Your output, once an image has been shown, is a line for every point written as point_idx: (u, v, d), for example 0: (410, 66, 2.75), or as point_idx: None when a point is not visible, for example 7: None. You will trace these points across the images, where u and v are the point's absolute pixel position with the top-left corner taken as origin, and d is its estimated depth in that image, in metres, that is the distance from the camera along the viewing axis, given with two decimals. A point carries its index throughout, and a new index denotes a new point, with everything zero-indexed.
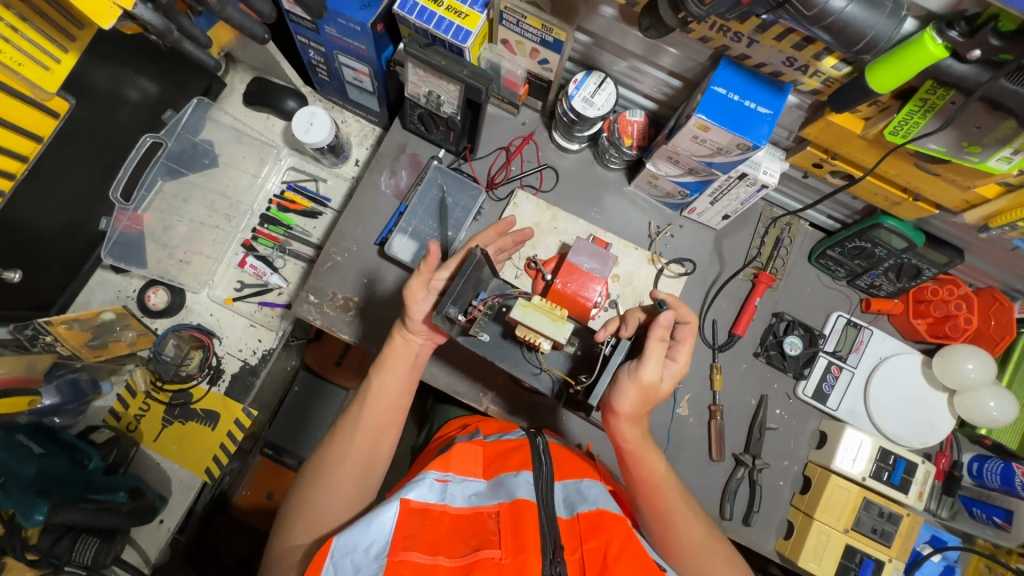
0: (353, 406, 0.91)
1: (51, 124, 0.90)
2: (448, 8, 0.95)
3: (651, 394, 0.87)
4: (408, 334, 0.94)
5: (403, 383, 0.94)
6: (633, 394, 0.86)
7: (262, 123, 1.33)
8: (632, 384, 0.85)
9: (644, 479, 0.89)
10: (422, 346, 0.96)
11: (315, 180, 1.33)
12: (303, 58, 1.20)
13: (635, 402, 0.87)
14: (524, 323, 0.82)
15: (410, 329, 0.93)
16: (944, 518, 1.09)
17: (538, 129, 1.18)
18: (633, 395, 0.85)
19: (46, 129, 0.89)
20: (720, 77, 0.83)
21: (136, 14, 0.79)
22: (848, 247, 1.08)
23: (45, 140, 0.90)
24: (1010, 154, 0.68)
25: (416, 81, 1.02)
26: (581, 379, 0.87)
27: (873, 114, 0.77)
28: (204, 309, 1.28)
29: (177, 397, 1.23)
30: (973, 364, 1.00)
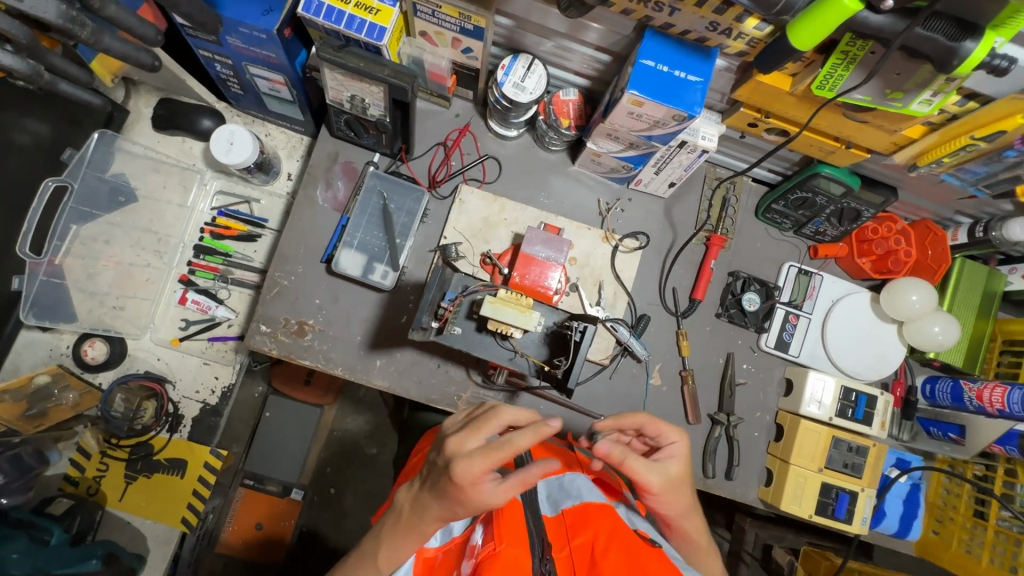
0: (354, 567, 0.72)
1: None
2: (356, 5, 0.89)
3: (673, 482, 0.76)
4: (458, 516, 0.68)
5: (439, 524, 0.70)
6: (670, 497, 0.76)
7: (178, 147, 1.25)
8: (662, 490, 0.76)
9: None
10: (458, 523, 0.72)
11: (247, 202, 1.25)
12: (211, 73, 1.12)
13: (669, 506, 0.76)
14: (496, 318, 0.83)
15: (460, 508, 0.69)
16: (905, 440, 1.16)
17: (473, 119, 1.14)
18: (668, 490, 0.76)
19: None
20: (647, 49, 0.81)
21: None
22: (790, 199, 1.10)
23: None
24: (931, 96, 0.70)
25: (336, 86, 0.96)
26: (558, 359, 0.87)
27: (799, 71, 0.78)
28: (150, 354, 1.20)
29: (137, 451, 1.17)
30: (917, 295, 1.06)
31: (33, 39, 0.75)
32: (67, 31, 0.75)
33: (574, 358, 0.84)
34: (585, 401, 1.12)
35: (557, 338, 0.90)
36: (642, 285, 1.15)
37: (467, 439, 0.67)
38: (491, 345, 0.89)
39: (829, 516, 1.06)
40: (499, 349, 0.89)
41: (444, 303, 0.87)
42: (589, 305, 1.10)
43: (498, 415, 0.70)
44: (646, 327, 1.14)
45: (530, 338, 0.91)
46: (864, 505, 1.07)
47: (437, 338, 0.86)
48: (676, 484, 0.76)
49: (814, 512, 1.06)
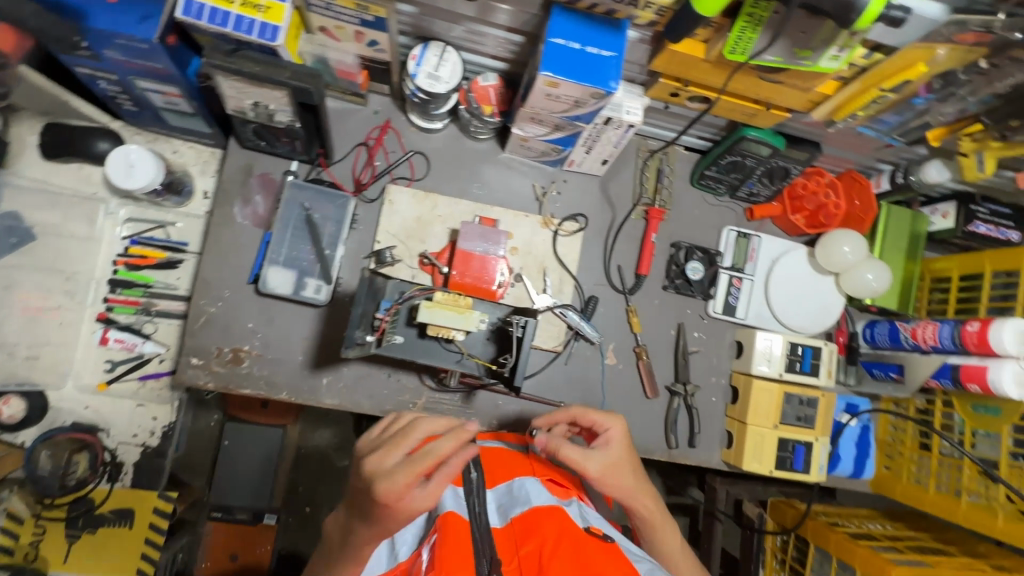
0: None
1: None
2: (242, 3, 0.82)
3: (614, 466, 0.83)
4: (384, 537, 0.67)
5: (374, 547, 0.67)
6: (610, 475, 0.83)
7: (76, 175, 1.14)
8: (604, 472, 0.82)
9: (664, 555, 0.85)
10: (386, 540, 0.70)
11: (162, 226, 1.17)
12: (96, 91, 1.02)
13: (620, 485, 0.83)
14: (434, 323, 0.80)
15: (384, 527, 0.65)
16: (853, 385, 1.19)
17: (393, 114, 1.09)
18: (609, 473, 0.82)
19: None
20: (556, 27, 0.77)
21: None
22: (722, 164, 1.10)
23: None
24: (838, 52, 0.70)
25: (235, 94, 0.89)
26: (502, 358, 0.85)
27: (711, 36, 0.76)
28: (76, 404, 1.12)
29: (75, 508, 1.09)
30: (848, 246, 1.09)
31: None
32: None
33: (518, 355, 0.82)
34: (543, 390, 1.11)
35: (501, 335, 0.88)
36: (587, 266, 1.14)
37: (385, 454, 0.65)
38: (435, 348, 0.87)
39: (789, 469, 1.09)
40: (443, 352, 0.86)
41: (379, 315, 0.83)
42: (535, 294, 1.08)
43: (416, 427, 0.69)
44: (596, 308, 1.13)
45: (475, 337, 0.88)
46: (820, 453, 1.11)
47: (377, 351, 0.83)
48: (616, 462, 0.83)
49: (775, 467, 1.09)
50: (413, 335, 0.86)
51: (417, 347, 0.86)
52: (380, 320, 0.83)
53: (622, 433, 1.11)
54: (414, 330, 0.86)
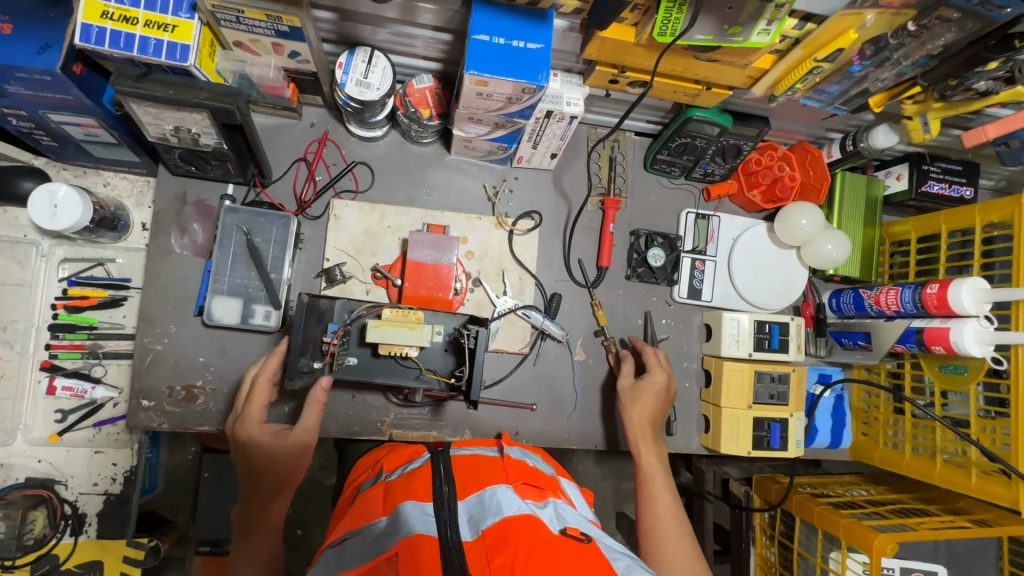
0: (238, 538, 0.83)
1: None
2: (147, 24, 0.77)
3: (650, 397, 1.00)
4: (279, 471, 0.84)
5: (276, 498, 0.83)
6: (632, 402, 1.00)
7: (1, 220, 1.08)
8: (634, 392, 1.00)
9: (649, 503, 0.88)
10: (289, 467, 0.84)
11: (101, 264, 1.11)
12: (9, 129, 0.96)
13: (639, 416, 0.98)
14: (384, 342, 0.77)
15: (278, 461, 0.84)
16: (823, 355, 1.20)
17: (330, 126, 1.05)
18: (643, 398, 0.99)
19: None
20: (479, 23, 0.74)
21: None
22: (672, 147, 1.08)
23: None
24: (767, 25, 0.68)
25: (152, 120, 0.84)
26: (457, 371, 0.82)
27: (640, 19, 0.74)
28: (28, 458, 1.07)
29: (39, 567, 1.05)
30: (806, 219, 1.07)
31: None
32: None
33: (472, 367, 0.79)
34: (512, 394, 1.08)
35: (456, 347, 0.85)
36: (547, 263, 1.12)
37: (252, 406, 0.86)
38: (391, 366, 0.84)
39: (767, 448, 1.09)
40: (399, 369, 0.84)
41: (326, 338, 0.80)
42: (495, 297, 1.05)
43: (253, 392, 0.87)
44: (560, 304, 1.10)
45: (432, 349, 0.85)
46: (796, 428, 1.11)
47: (329, 375, 0.81)
48: (643, 395, 1.00)
49: (753, 447, 1.09)
50: (366, 355, 0.83)
51: (372, 366, 0.84)
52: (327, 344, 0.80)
53: (597, 430, 1.10)
54: (368, 350, 0.83)
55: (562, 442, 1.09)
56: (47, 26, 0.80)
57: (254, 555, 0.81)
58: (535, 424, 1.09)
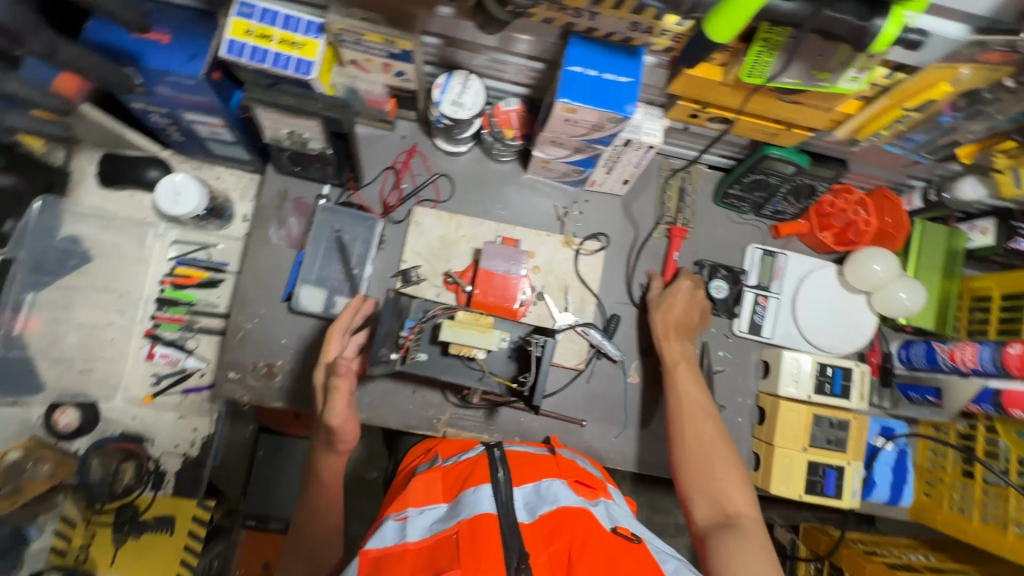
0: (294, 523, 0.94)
1: None
2: (280, 41, 0.88)
3: (672, 293, 1.08)
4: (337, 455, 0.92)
5: (332, 506, 0.92)
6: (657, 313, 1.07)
7: (127, 202, 1.22)
8: (665, 304, 1.07)
9: (677, 397, 0.96)
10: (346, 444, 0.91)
11: (205, 248, 1.24)
12: (149, 124, 1.10)
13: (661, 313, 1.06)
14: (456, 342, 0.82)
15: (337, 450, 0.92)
16: (888, 408, 1.15)
17: (419, 139, 1.13)
18: (669, 298, 1.07)
19: None
20: (574, 56, 0.80)
21: None
22: (745, 182, 1.10)
23: None
24: (856, 73, 0.71)
25: (272, 124, 0.95)
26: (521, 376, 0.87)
27: (728, 60, 0.77)
28: (123, 415, 1.19)
29: (122, 513, 1.15)
30: (879, 264, 1.06)
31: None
32: None
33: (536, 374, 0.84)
34: (562, 408, 1.11)
35: (520, 354, 0.90)
36: (609, 285, 1.15)
37: (339, 436, 0.88)
38: (457, 367, 0.89)
39: (819, 494, 1.06)
40: (465, 370, 0.89)
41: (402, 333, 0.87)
42: (557, 312, 1.10)
43: (330, 422, 0.86)
44: (618, 326, 1.13)
45: (498, 354, 0.90)
46: (852, 478, 1.08)
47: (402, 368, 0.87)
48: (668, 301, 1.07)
49: (804, 491, 1.06)
50: (437, 352, 0.88)
51: (441, 365, 0.89)
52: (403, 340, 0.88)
53: (640, 454, 1.11)
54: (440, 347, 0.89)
55: (609, 461, 1.10)
56: (196, 39, 0.92)
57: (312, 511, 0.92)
58: (583, 440, 1.11)
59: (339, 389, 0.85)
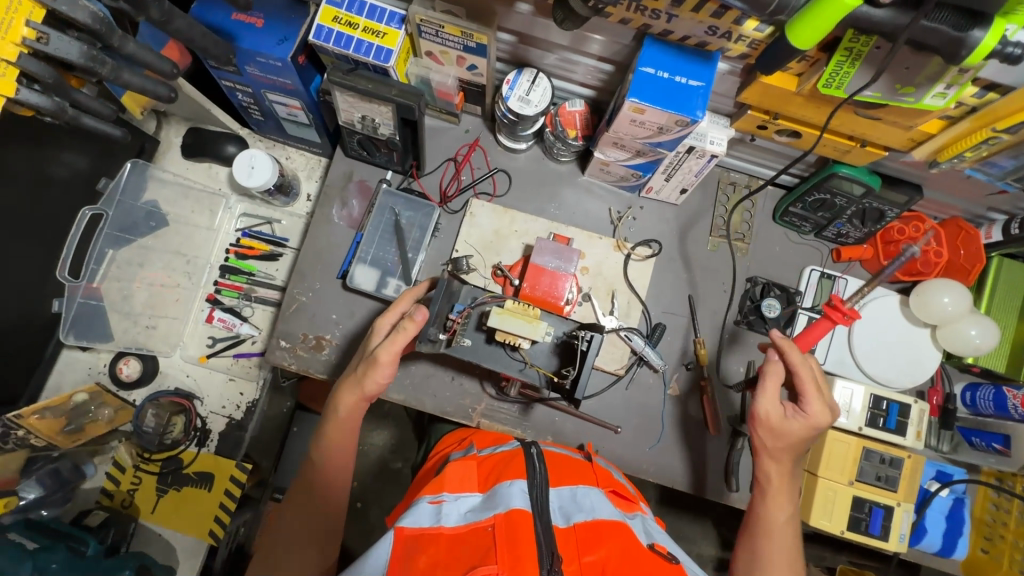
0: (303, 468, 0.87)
1: None
2: (364, 29, 0.93)
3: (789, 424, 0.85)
4: (360, 398, 0.86)
5: (344, 450, 0.87)
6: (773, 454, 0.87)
7: (206, 173, 1.30)
8: (794, 425, 0.85)
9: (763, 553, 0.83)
10: (376, 386, 0.86)
11: (269, 222, 1.30)
12: (234, 102, 1.18)
13: (773, 440, 0.86)
14: (503, 329, 0.83)
15: (363, 393, 0.86)
16: (946, 452, 1.10)
17: (482, 134, 1.16)
18: (788, 425, 0.85)
19: None
20: (647, 57, 0.81)
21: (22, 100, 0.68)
22: (808, 201, 1.07)
23: None
24: (944, 89, 0.68)
25: (347, 108, 0.99)
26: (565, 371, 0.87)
27: (805, 70, 0.76)
28: (180, 371, 1.25)
29: (167, 465, 1.21)
30: (948, 297, 1.00)
31: (60, 79, 0.71)
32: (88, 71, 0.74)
33: (581, 369, 0.84)
34: (599, 412, 1.10)
35: (562, 348, 0.90)
36: (657, 293, 1.14)
37: (373, 373, 0.84)
38: (500, 356, 0.89)
39: (863, 532, 1.01)
40: (509, 360, 0.89)
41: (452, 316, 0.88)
42: (602, 315, 1.09)
43: (379, 355, 0.83)
44: (662, 335, 1.11)
45: (541, 347, 0.91)
46: (901, 521, 1.01)
47: (447, 350, 0.88)
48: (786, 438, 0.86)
49: (847, 528, 1.01)
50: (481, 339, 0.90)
51: (485, 352, 0.90)
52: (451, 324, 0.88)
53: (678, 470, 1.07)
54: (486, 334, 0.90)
55: (642, 472, 1.08)
56: (287, 22, 0.98)
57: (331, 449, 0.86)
58: (616, 447, 1.09)
59: (405, 327, 0.81)
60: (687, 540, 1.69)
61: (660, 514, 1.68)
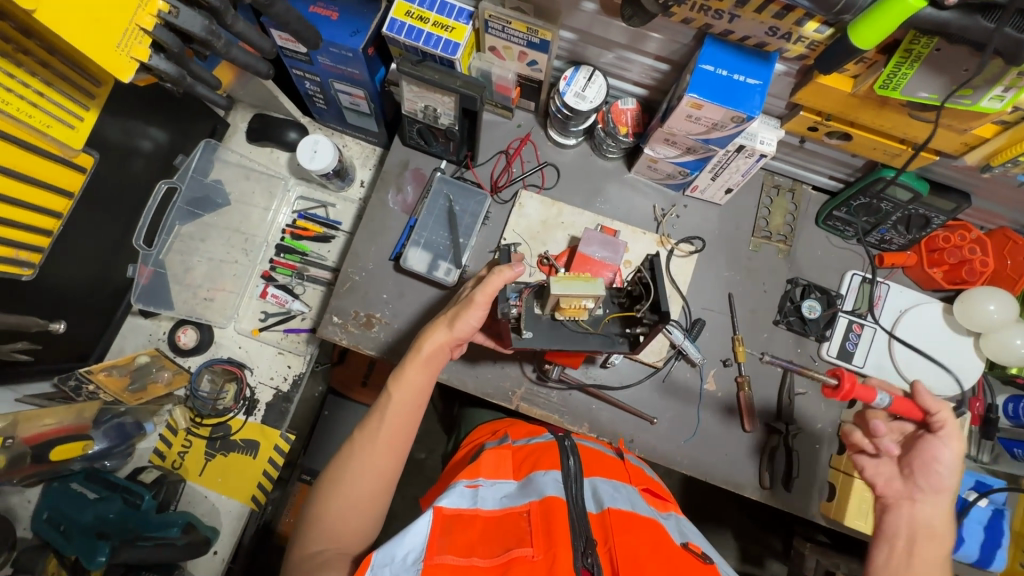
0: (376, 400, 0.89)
1: (79, 178, 0.97)
2: (434, 24, 0.99)
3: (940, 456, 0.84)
4: (448, 337, 0.91)
5: (420, 389, 0.90)
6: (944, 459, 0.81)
7: (267, 157, 1.38)
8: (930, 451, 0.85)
9: None
10: (470, 325, 0.90)
11: (324, 206, 1.37)
12: (300, 90, 1.25)
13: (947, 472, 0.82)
14: (568, 294, 0.83)
15: (452, 332, 0.91)
16: (986, 462, 1.10)
17: (534, 129, 1.21)
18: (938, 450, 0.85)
19: (74, 184, 0.96)
20: (706, 55, 0.85)
21: (152, 66, 0.76)
22: (854, 205, 1.09)
23: (74, 195, 0.97)
24: (1002, 92, 0.70)
25: (412, 97, 1.05)
26: (638, 309, 0.90)
27: (861, 72, 0.79)
28: (232, 342, 1.31)
29: (217, 430, 1.27)
30: (994, 305, 1.00)
31: (182, 50, 0.80)
32: (204, 42, 0.79)
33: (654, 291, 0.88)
34: (635, 402, 1.13)
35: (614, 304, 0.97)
36: (697, 290, 1.16)
37: (465, 314, 0.89)
38: (566, 333, 0.93)
39: None
40: (578, 335, 0.92)
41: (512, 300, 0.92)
42: None
43: (474, 296, 0.88)
44: (701, 331, 1.14)
45: (607, 325, 0.95)
46: None
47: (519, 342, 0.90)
48: None
49: None
50: (543, 312, 0.94)
51: (549, 333, 0.93)
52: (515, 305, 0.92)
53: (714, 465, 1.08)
54: (542, 307, 0.94)
55: (676, 464, 1.09)
56: (361, 15, 1.04)
57: (411, 385, 0.89)
58: (651, 439, 1.11)
59: (503, 268, 0.86)
60: None
61: None
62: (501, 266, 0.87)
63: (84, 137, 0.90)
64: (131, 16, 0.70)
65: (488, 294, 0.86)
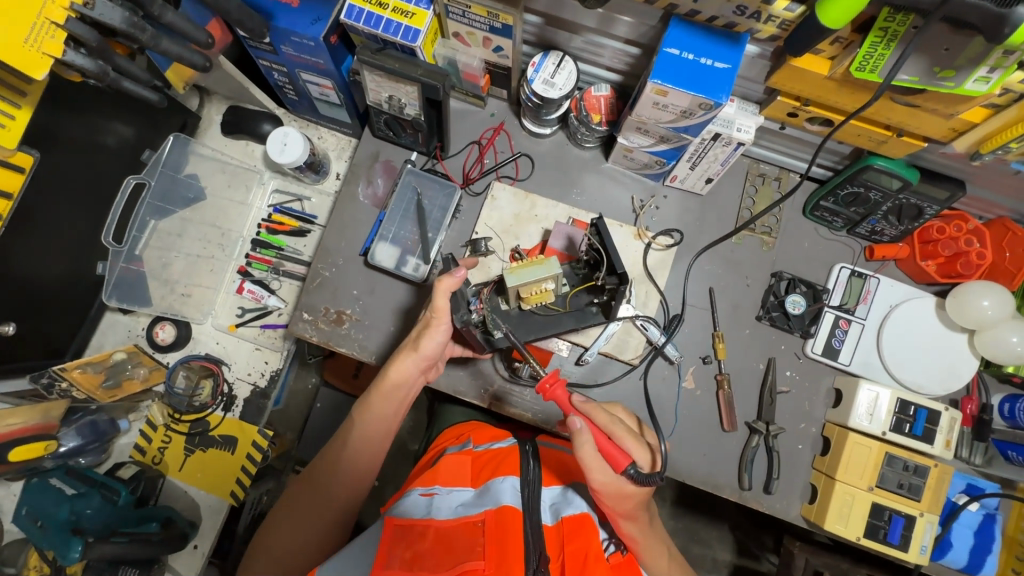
0: (345, 427, 0.94)
1: (18, 179, 0.93)
2: (394, 10, 0.94)
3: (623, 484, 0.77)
4: (414, 360, 0.91)
5: (387, 418, 0.93)
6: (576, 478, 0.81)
7: (242, 150, 1.36)
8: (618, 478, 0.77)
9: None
10: (434, 347, 0.91)
11: (300, 200, 1.35)
12: (270, 81, 1.22)
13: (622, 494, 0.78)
14: (523, 283, 0.82)
15: (417, 355, 0.91)
16: (978, 464, 1.04)
17: (507, 118, 1.17)
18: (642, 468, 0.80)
19: (13, 185, 0.93)
20: (672, 38, 0.80)
21: (69, 62, 0.77)
22: (841, 195, 1.02)
23: (15, 196, 0.94)
24: (988, 73, 0.64)
25: (375, 87, 1.01)
26: (598, 275, 0.91)
27: (838, 53, 0.74)
28: (210, 338, 1.31)
29: (195, 426, 1.27)
30: (988, 301, 0.95)
31: (103, 44, 0.81)
32: (129, 37, 0.81)
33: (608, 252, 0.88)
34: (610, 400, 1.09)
35: (576, 275, 0.98)
36: (676, 284, 1.12)
37: (428, 335, 0.89)
38: (537, 320, 0.93)
39: (880, 540, 0.98)
40: (550, 319, 0.93)
41: (471, 306, 0.92)
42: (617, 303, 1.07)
43: (435, 305, 0.86)
44: (680, 327, 1.09)
45: (577, 298, 0.96)
46: (923, 531, 0.97)
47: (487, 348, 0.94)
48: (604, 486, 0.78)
49: (863, 534, 0.98)
50: (510, 305, 0.94)
51: (520, 324, 0.94)
52: (476, 309, 0.92)
53: (690, 466, 1.04)
54: (507, 300, 0.94)
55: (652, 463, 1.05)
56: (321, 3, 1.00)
57: (376, 416, 0.92)
58: None
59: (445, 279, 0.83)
60: (701, 542, 1.65)
61: (673, 515, 1.66)
62: (441, 278, 0.84)
63: (18, 136, 0.88)
64: (39, 8, 0.71)
65: (442, 308, 0.86)
